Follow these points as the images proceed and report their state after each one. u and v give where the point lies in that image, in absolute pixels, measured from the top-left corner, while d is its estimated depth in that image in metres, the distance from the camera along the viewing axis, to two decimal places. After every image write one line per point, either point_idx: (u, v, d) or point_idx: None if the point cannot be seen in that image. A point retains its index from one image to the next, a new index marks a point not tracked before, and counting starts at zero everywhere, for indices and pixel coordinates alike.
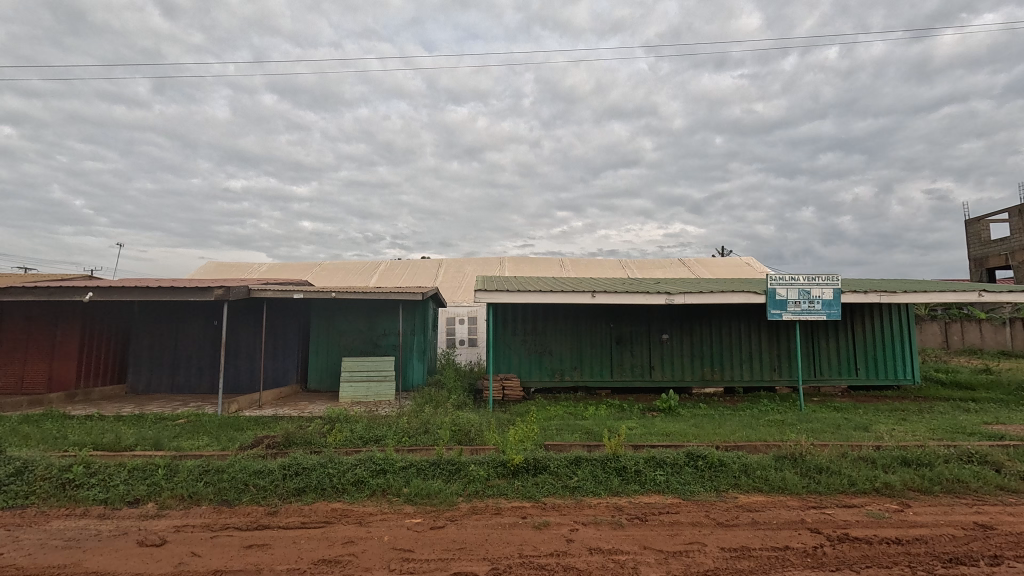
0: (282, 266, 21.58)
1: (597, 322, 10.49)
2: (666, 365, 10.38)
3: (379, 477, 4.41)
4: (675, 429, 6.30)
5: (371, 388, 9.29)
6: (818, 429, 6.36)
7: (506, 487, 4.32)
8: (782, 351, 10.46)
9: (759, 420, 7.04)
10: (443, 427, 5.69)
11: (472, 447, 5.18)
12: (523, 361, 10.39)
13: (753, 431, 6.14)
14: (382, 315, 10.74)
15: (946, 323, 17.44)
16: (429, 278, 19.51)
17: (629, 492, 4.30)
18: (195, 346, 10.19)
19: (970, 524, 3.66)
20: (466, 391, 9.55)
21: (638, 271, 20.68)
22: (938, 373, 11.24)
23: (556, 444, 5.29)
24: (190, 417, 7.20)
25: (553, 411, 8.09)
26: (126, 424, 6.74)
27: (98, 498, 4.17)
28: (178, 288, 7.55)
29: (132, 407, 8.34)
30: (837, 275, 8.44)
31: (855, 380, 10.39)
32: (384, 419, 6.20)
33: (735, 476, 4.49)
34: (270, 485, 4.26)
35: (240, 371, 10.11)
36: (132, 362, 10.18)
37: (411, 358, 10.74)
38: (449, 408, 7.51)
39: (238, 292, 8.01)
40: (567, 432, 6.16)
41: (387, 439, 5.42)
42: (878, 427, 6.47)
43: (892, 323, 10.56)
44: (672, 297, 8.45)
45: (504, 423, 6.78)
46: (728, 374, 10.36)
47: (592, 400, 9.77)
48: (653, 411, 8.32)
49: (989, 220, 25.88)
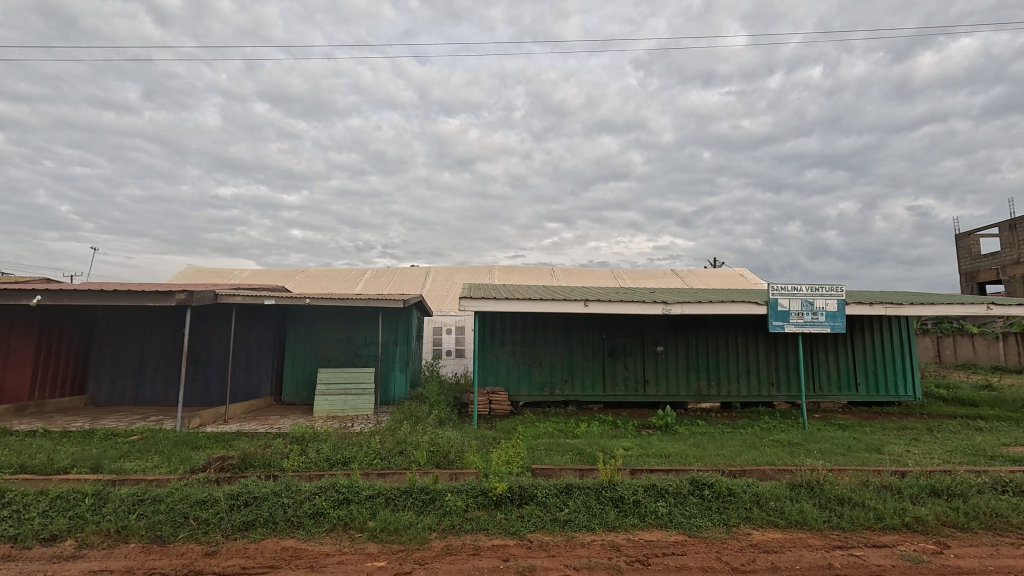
0: (264, 273, 21.19)
1: (589, 333, 10.36)
2: (661, 379, 10.25)
3: (342, 509, 4.21)
4: (674, 450, 6.17)
5: (348, 402, 9.05)
6: (827, 450, 6.27)
7: (487, 520, 4.13)
8: (779, 364, 10.39)
9: (763, 440, 6.91)
10: (420, 447, 5.47)
11: (452, 471, 4.96)
12: (511, 374, 10.21)
13: (756, 453, 6.01)
14: (365, 325, 10.51)
15: (939, 337, 17.74)
16: (417, 286, 19.30)
17: (626, 526, 4.13)
18: (159, 357, 9.90)
19: (1020, 570, 3.49)
20: (451, 406, 9.35)
21: (630, 281, 20.63)
22: (939, 389, 11.20)
23: (545, 468, 5.10)
24: (144, 434, 6.90)
25: (542, 428, 7.90)
26: (68, 442, 6.39)
27: (7, 534, 3.91)
28: (135, 291, 7.22)
29: (83, 421, 8.01)
30: (842, 287, 8.42)
31: (853, 396, 10.33)
32: (355, 438, 5.96)
33: (743, 506, 4.36)
34: (213, 518, 4.04)
35: (210, 382, 9.85)
36: (92, 373, 9.85)
37: (393, 369, 10.53)
38: (430, 426, 7.29)
39: (204, 296, 7.67)
40: (556, 454, 5.98)
41: (355, 462, 5.20)
42: (891, 448, 6.36)
43: (892, 338, 10.54)
44: (670, 307, 8.35)
45: (489, 443, 6.58)
46: (724, 389, 10.25)
47: (584, 415, 9.60)
48: (648, 429, 8.19)
49: (979, 234, 26.32)
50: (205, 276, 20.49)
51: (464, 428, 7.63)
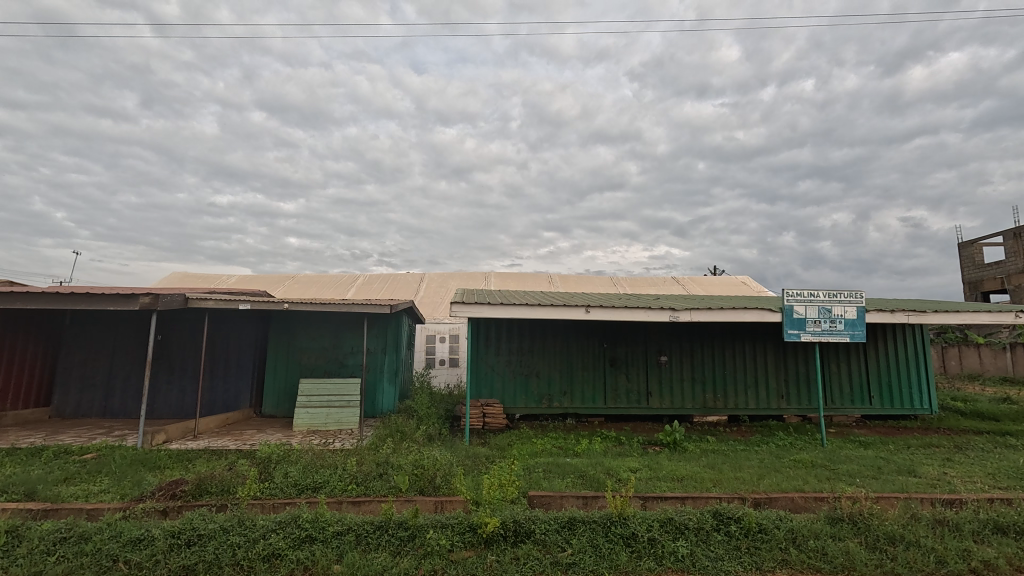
0: (253, 279, 20.99)
1: (590, 342, 10.19)
2: (665, 391, 10.07)
3: (302, 549, 3.99)
4: (687, 472, 5.98)
5: (330, 415, 8.82)
6: (857, 473, 6.09)
7: (477, 563, 3.90)
8: (789, 375, 10.23)
9: (783, 461, 6.73)
10: (403, 470, 5.26)
11: (436, 502, 4.73)
12: (506, 385, 10.02)
13: (779, 476, 5.82)
14: (350, 332, 10.31)
15: (944, 347, 17.54)
16: (410, 292, 19.09)
17: (640, 570, 3.90)
18: (130, 367, 9.67)
19: None
20: (442, 420, 9.16)
21: (629, 289, 20.48)
22: (956, 402, 11.05)
23: (543, 497, 4.87)
24: (100, 452, 6.66)
25: (540, 445, 7.71)
26: (11, 464, 6.10)
27: None
28: (93, 295, 7.03)
29: (40, 436, 7.70)
30: (861, 292, 8.30)
31: (868, 409, 10.16)
32: (326, 458, 5.73)
33: (777, 542, 4.17)
34: (147, 562, 3.82)
35: (185, 393, 9.64)
36: (59, 383, 9.59)
37: (380, 381, 10.33)
38: (416, 444, 7.05)
39: (171, 300, 7.46)
40: (556, 476, 5.79)
41: (327, 488, 4.97)
42: (926, 471, 6.19)
43: (906, 349, 10.42)
44: (678, 314, 8.17)
45: (484, 463, 6.39)
46: (732, 402, 10.07)
47: (585, 429, 9.38)
48: (655, 445, 8.01)
49: (983, 243, 26.41)
50: (191, 281, 20.26)
51: (455, 446, 7.40)
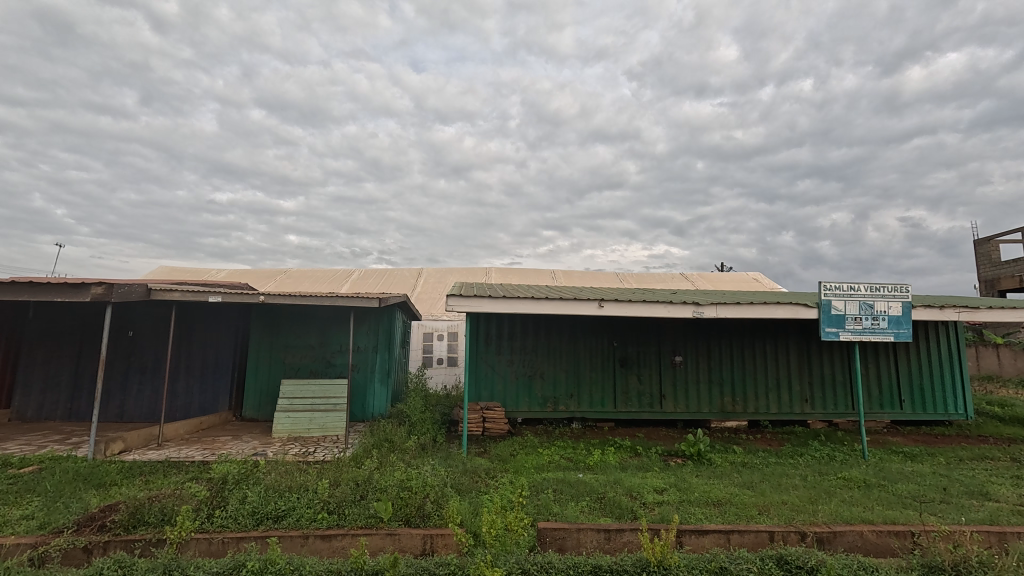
0: (244, 273, 20.69)
1: (599, 341, 9.96)
2: (679, 394, 9.84)
3: None
4: (724, 495, 5.76)
5: (314, 420, 8.55)
6: (919, 496, 5.87)
7: None
8: (814, 378, 10.01)
9: (831, 479, 6.51)
10: (390, 492, 4.99)
11: (426, 542, 4.53)
12: (508, 386, 9.79)
13: (835, 502, 5.57)
14: (336, 329, 10.09)
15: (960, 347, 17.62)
16: (409, 288, 18.86)
17: None
18: (94, 369, 9.40)
19: None
20: (439, 426, 8.93)
21: (632, 286, 20.24)
22: (992, 407, 10.82)
23: (555, 532, 4.63)
24: (41, 464, 6.44)
25: (547, 457, 7.46)
26: None
27: None
28: (37, 284, 6.66)
29: None
30: (907, 287, 8.04)
31: (899, 414, 9.92)
32: (292, 477, 5.43)
33: None
34: None
35: (156, 397, 9.40)
36: (20, 384, 9.34)
37: (370, 381, 10.10)
38: (411, 459, 6.85)
39: (131, 291, 7.08)
40: (568, 499, 5.56)
41: (291, 518, 4.71)
42: (1004, 495, 5.92)
43: (941, 351, 10.20)
44: (702, 310, 7.95)
45: (491, 482, 6.16)
46: (751, 406, 9.84)
47: (593, 436, 9.15)
48: (676, 456, 7.82)
49: (999, 241, 26.17)
50: (181, 275, 20.03)
51: (450, 458, 7.17)
